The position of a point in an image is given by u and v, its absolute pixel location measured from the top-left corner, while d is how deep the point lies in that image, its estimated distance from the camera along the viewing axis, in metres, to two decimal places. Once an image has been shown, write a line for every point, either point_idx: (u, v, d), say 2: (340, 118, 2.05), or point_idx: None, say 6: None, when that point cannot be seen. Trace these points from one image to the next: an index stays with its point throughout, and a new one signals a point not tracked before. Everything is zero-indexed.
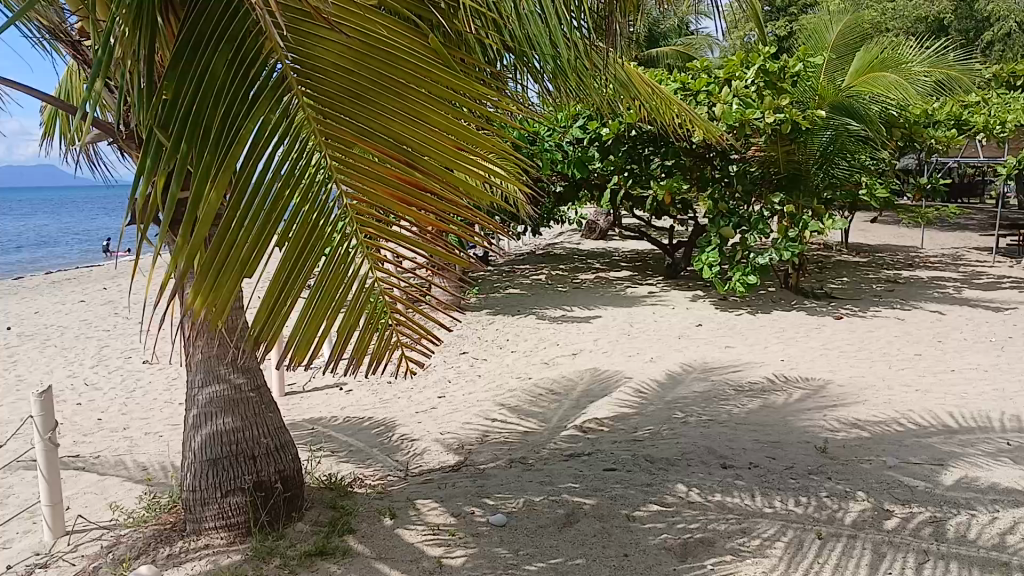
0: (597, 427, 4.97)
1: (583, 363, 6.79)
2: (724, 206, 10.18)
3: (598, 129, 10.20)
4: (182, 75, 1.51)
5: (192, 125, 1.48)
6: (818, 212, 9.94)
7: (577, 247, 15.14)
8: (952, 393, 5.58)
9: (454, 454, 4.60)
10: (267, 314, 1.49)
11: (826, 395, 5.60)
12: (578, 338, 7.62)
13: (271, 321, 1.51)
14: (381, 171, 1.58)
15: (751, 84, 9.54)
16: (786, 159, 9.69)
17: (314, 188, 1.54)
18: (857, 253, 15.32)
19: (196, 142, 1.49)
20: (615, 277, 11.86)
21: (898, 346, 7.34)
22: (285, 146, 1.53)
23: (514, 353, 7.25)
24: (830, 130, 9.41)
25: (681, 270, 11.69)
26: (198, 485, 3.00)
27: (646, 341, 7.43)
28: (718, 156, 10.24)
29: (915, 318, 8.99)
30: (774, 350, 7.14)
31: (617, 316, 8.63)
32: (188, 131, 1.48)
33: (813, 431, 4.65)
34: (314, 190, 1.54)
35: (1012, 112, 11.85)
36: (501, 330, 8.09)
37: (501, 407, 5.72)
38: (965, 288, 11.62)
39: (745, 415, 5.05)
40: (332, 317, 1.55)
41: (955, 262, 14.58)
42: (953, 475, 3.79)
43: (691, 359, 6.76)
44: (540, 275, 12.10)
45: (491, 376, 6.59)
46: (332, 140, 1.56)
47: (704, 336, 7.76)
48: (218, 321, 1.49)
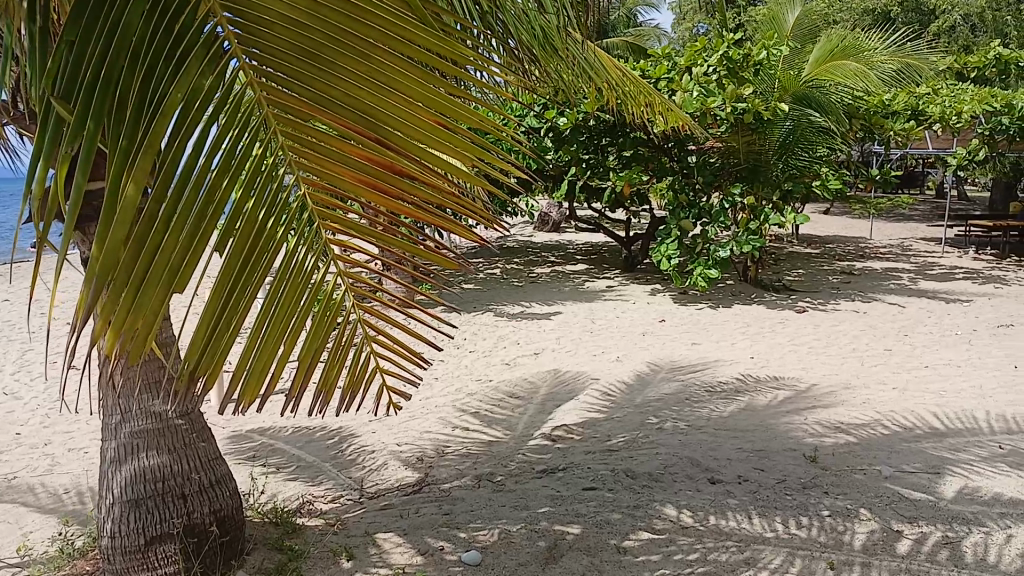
0: (568, 436, 4.63)
1: (546, 364, 6.45)
2: (684, 198, 9.83)
3: (555, 118, 9.90)
4: (88, 36, 1.05)
5: (102, 90, 1.01)
6: (778, 205, 9.72)
7: (530, 241, 14.79)
8: (930, 391, 5.39)
9: (414, 469, 4.20)
10: (208, 338, 1.02)
11: (803, 395, 5.35)
12: (540, 336, 7.27)
13: (210, 348, 1.04)
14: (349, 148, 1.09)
15: (712, 71, 9.38)
16: (746, 150, 9.46)
17: (262, 175, 1.07)
18: (809, 244, 15.26)
19: (107, 117, 1.02)
20: (571, 270, 11.54)
21: (866, 341, 7.15)
22: (221, 115, 1.05)
23: (472, 353, 6.87)
24: (790, 121, 9.15)
25: (638, 262, 11.43)
26: (118, 531, 2.57)
27: (610, 339, 7.12)
28: (677, 147, 9.96)
29: (876, 311, 8.85)
30: (742, 346, 6.88)
31: (578, 312, 8.31)
32: (97, 98, 1.01)
33: (798, 437, 4.37)
34: (262, 178, 1.06)
35: (967, 103, 11.90)
36: (458, 328, 7.69)
37: (462, 413, 5.34)
38: (919, 279, 11.59)
39: (723, 419, 4.76)
40: (294, 339, 1.06)
41: (905, 253, 14.62)
42: (953, 487, 3.56)
43: (657, 357, 6.47)
44: (495, 269, 11.72)
45: (449, 379, 6.20)
46: (284, 109, 1.08)
47: (669, 331, 7.48)
48: (139, 358, 1.02)
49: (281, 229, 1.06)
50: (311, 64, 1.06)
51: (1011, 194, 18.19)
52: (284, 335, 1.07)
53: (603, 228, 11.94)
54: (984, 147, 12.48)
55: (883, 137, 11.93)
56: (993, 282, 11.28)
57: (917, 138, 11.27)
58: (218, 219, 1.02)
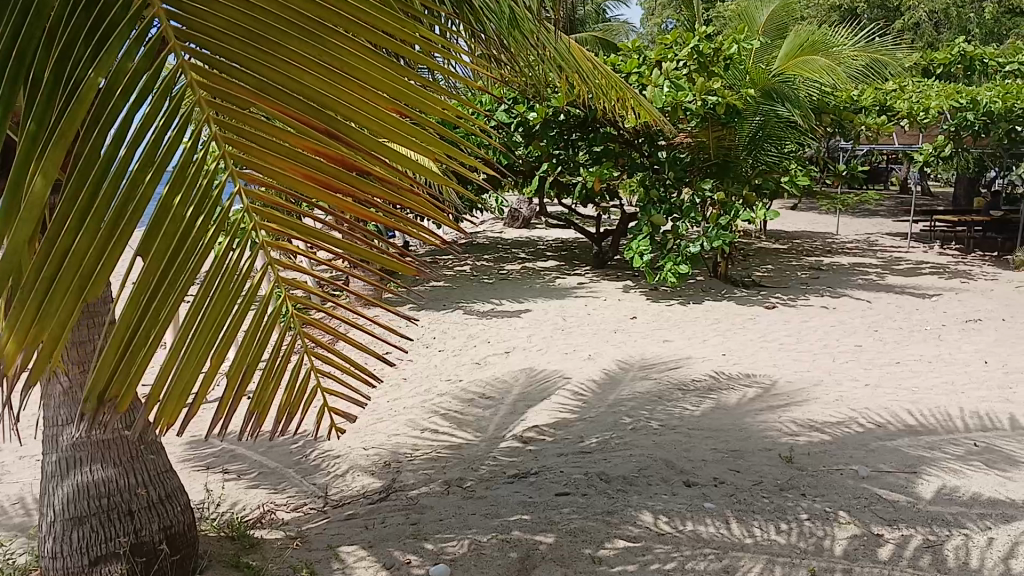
0: (539, 437, 4.52)
1: (517, 363, 6.33)
2: (655, 193, 9.73)
3: (526, 113, 9.77)
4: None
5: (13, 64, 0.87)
6: (749, 200, 9.68)
7: (500, 237, 14.67)
8: (903, 387, 5.36)
9: (381, 474, 4.07)
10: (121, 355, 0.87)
11: (776, 392, 5.28)
12: (511, 334, 7.15)
13: (126, 364, 0.88)
14: (300, 139, 0.92)
15: (683, 66, 9.35)
16: (717, 145, 9.39)
17: (198, 167, 0.89)
18: (778, 239, 15.31)
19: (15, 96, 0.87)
20: (542, 267, 11.44)
21: (837, 337, 7.11)
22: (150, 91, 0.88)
23: (442, 352, 6.74)
24: (760, 116, 9.07)
25: (609, 259, 11.35)
26: (60, 551, 2.44)
27: (582, 336, 7.02)
28: (648, 142, 9.92)
29: (846, 306, 8.86)
30: (714, 342, 6.80)
31: (549, 310, 8.20)
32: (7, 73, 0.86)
33: (772, 436, 4.30)
34: (197, 170, 0.89)
35: (935, 99, 12.09)
36: (426, 326, 7.55)
37: (431, 415, 5.20)
38: (887, 274, 11.64)
39: (697, 417, 4.67)
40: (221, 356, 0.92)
41: (872, 248, 14.73)
42: (931, 487, 3.52)
43: (629, 355, 6.38)
44: (464, 266, 11.58)
45: (418, 380, 6.06)
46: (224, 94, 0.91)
47: (641, 328, 7.40)
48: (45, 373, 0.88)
49: (215, 231, 0.90)
50: (246, 40, 0.91)
51: (974, 189, 18.40)
52: (210, 350, 0.92)
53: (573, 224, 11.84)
54: (949, 143, 12.61)
55: (854, 132, 12.01)
56: (959, 277, 11.38)
57: (886, 133, 11.37)
58: (139, 219, 0.86)
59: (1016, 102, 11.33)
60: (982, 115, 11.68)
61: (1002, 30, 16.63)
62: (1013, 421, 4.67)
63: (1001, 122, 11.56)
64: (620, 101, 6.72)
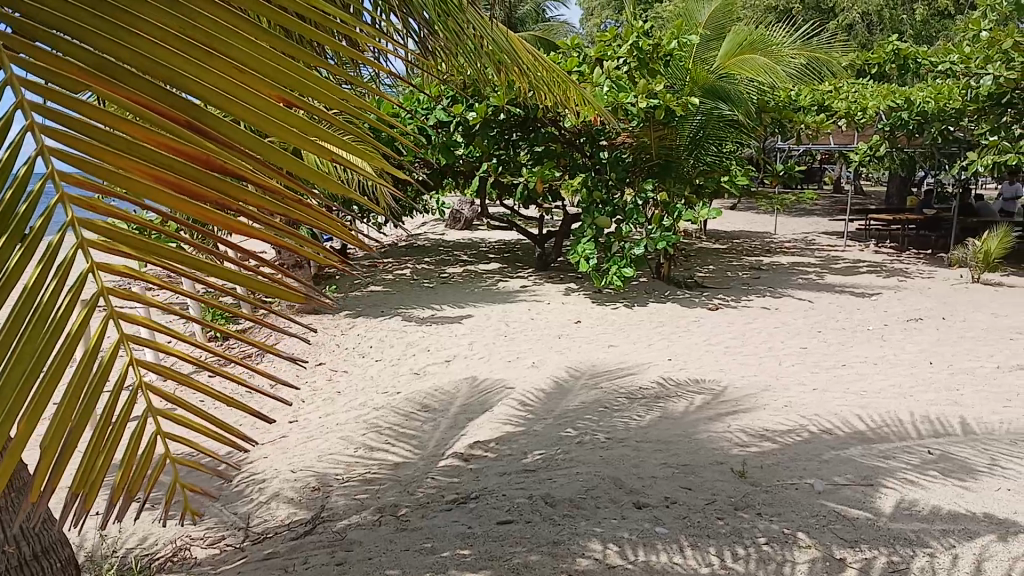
0: (481, 454, 4.26)
1: (458, 372, 6.06)
2: (598, 194, 9.56)
3: (464, 112, 9.48)
4: None
5: None
6: (690, 201, 9.57)
7: (441, 239, 14.37)
8: (852, 391, 5.28)
9: (309, 502, 3.76)
10: None
11: (725, 397, 5.09)
12: (452, 342, 6.87)
13: None
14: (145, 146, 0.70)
15: (623, 63, 9.23)
16: (658, 145, 9.27)
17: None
18: (719, 239, 15.33)
19: None
20: (484, 269, 11.19)
21: (781, 338, 6.95)
22: None
23: (379, 362, 6.43)
24: (700, 115, 8.95)
25: (552, 261, 11.15)
26: None
27: (525, 342, 6.80)
28: (589, 142, 9.77)
29: (788, 305, 8.79)
30: (659, 345, 6.57)
31: (491, 315, 7.94)
32: None
33: (721, 445, 4.10)
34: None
35: (872, 98, 12.44)
36: (363, 335, 7.22)
37: (366, 431, 4.90)
38: (826, 273, 11.70)
39: (645, 428, 4.45)
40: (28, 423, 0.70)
41: (810, 247, 14.85)
42: (890, 501, 3.40)
43: (574, 362, 6.16)
44: (404, 270, 11.25)
45: (353, 393, 5.74)
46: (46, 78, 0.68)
47: (585, 333, 7.18)
48: None
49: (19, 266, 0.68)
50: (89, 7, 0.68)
51: (906, 188, 18.76)
52: (16, 406, 0.70)
53: (515, 226, 11.60)
54: (884, 142, 12.84)
55: (796, 131, 12.09)
56: (897, 275, 11.50)
57: (827, 131, 11.46)
58: None
59: (948, 102, 11.56)
60: (917, 115, 11.85)
61: (931, 32, 17.00)
62: (964, 426, 4.60)
63: (934, 122, 11.75)
64: (565, 98, 6.52)
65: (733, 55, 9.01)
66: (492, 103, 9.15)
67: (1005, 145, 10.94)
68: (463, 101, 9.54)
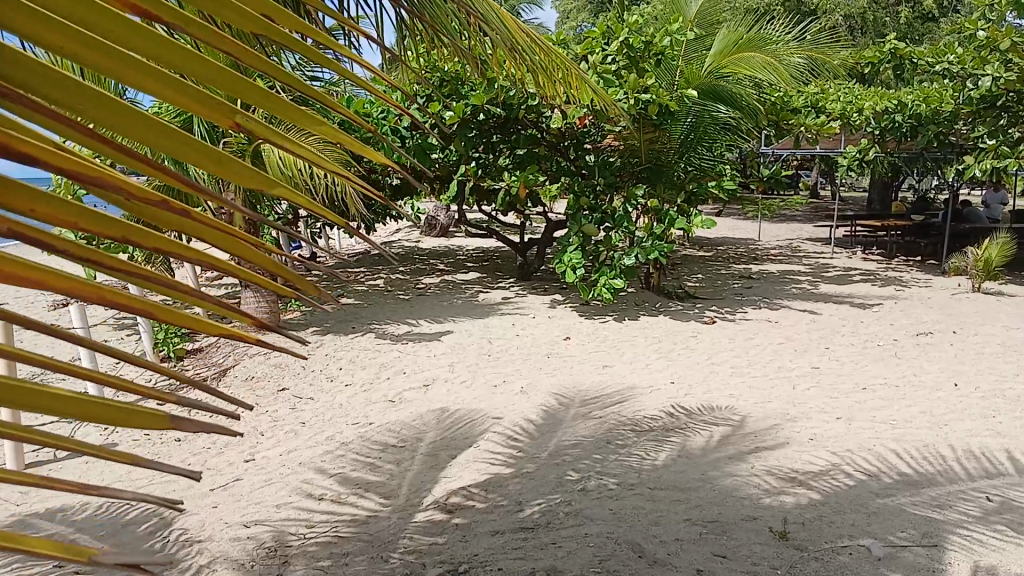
0: (467, 505, 3.64)
1: (437, 400, 5.42)
2: (585, 199, 8.90)
3: (441, 111, 8.72)
4: None
5: None
6: (684, 209, 8.89)
7: (415, 248, 13.66)
8: (881, 422, 4.73)
9: (264, 570, 3.14)
10: None
11: (741, 430, 4.48)
12: (430, 363, 6.23)
13: None
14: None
15: (611, 59, 8.48)
16: (648, 148, 8.66)
17: None
18: (703, 247, 14.71)
19: None
20: (462, 280, 10.54)
21: (789, 356, 6.38)
22: None
23: (349, 388, 5.79)
24: (692, 117, 8.34)
25: (535, 270, 10.52)
26: None
27: (510, 363, 6.17)
28: (574, 145, 9.23)
29: (787, 318, 8.21)
30: (658, 367, 5.96)
31: (472, 331, 7.31)
32: None
33: (747, 491, 3.53)
34: None
35: (868, 99, 11.84)
36: (331, 355, 6.56)
37: (335, 476, 4.26)
38: (819, 282, 11.16)
39: (657, 469, 3.85)
40: None
41: (796, 254, 14.29)
42: (963, 566, 2.85)
43: (569, 386, 5.54)
44: (376, 281, 10.58)
45: (319, 426, 5.10)
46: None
47: (576, 352, 6.55)
48: None
49: None
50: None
51: (888, 195, 18.30)
52: None
53: (495, 233, 10.96)
54: (873, 146, 12.31)
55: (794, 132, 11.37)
56: (893, 284, 11.00)
57: (826, 132, 10.77)
58: None
59: (940, 105, 11.09)
60: (909, 118, 11.33)
61: (915, 34, 16.52)
62: (1015, 461, 4.07)
63: (928, 125, 11.23)
64: (562, 95, 5.86)
65: (727, 54, 8.28)
66: (470, 103, 8.46)
67: (1005, 149, 10.44)
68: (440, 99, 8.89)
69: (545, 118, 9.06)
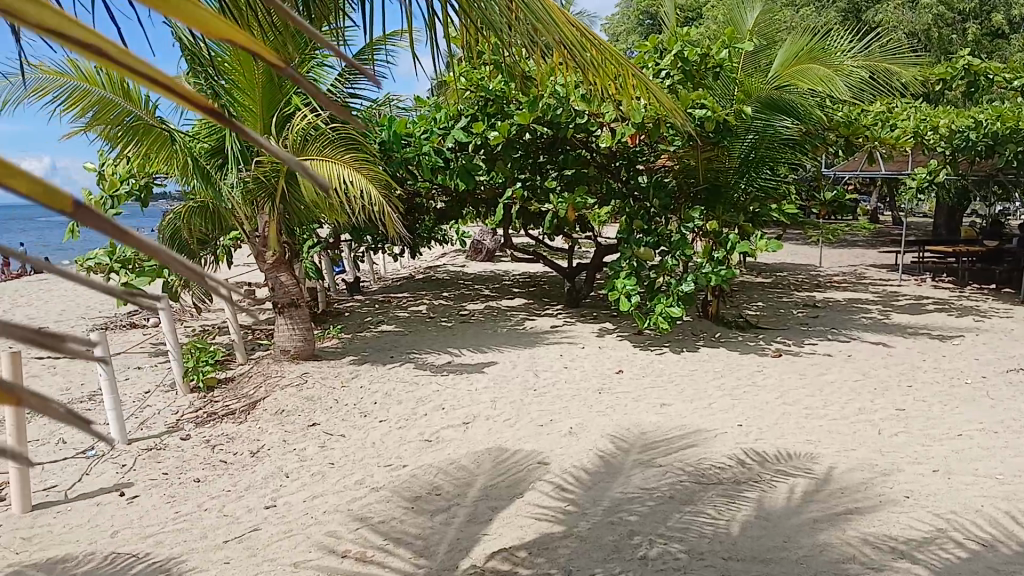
0: (508, 571, 3.15)
1: (478, 440, 4.95)
2: (638, 222, 8.30)
3: (485, 132, 8.19)
4: None
5: None
6: (745, 230, 8.24)
7: (462, 273, 13.26)
8: (986, 476, 4.11)
9: None
10: None
11: (824, 484, 3.91)
12: (471, 398, 5.75)
13: None
14: None
15: (665, 76, 7.72)
16: (706, 168, 8.11)
17: None
18: (761, 274, 14.01)
19: None
20: (508, 306, 10.11)
21: (868, 396, 5.75)
22: None
23: (383, 424, 5.34)
24: (752, 134, 7.81)
25: (584, 297, 9.99)
26: None
27: (558, 400, 5.65)
28: (625, 164, 8.75)
29: (860, 351, 7.55)
30: (721, 406, 5.39)
31: (517, 362, 6.82)
32: None
33: (841, 566, 2.98)
34: None
35: (942, 117, 10.98)
36: (366, 388, 6.12)
37: (364, 528, 3.81)
38: (890, 311, 10.42)
39: (731, 534, 3.31)
40: None
41: (861, 281, 13.47)
42: None
43: (622, 427, 5.01)
44: (419, 307, 10.22)
45: (349, 468, 4.67)
46: None
47: (629, 387, 6.01)
48: None
49: None
50: None
51: (956, 220, 17.35)
52: None
53: (542, 258, 10.49)
54: (945, 168, 11.48)
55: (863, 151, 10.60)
56: (971, 314, 10.21)
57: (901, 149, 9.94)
58: None
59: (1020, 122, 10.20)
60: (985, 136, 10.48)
61: (987, 50, 15.55)
62: None
63: (1007, 144, 10.26)
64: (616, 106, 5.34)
65: (789, 65, 7.58)
66: (515, 123, 7.96)
67: None
68: (485, 120, 8.32)
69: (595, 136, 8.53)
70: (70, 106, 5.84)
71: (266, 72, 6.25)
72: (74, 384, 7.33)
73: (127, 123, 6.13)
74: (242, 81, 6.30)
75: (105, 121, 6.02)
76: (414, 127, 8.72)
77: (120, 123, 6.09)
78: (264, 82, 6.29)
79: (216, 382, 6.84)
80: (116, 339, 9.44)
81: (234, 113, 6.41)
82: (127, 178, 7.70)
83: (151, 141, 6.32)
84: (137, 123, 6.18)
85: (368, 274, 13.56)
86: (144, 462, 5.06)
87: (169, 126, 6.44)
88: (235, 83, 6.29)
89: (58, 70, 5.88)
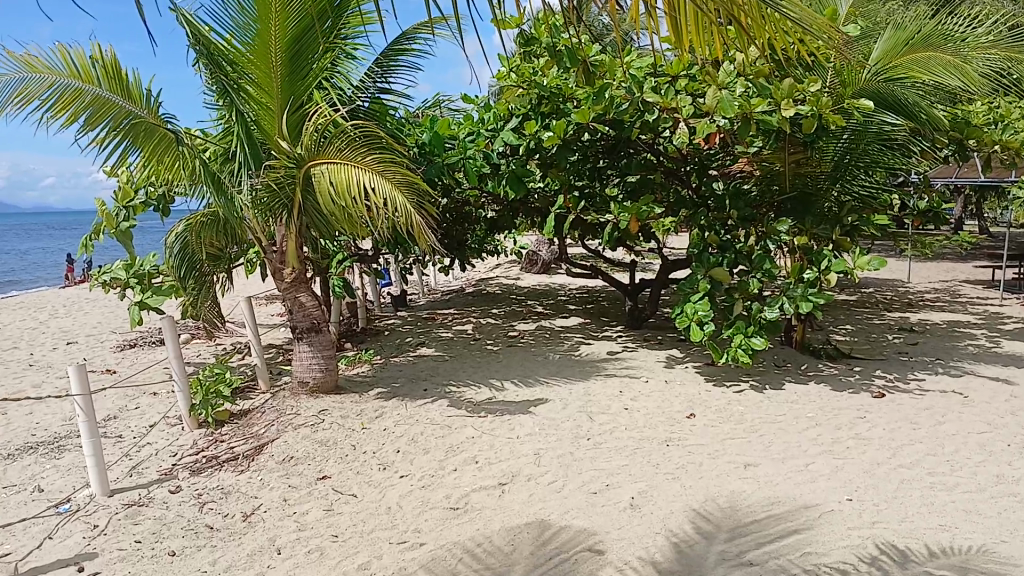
0: None
1: (518, 510, 4.00)
2: (713, 236, 7.17)
3: (538, 132, 7.23)
4: None
5: None
6: (841, 246, 7.00)
7: (516, 287, 12.34)
8: None
9: None
10: None
11: None
12: (512, 450, 4.81)
13: None
14: None
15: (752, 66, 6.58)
16: (794, 173, 7.02)
17: None
18: (845, 291, 12.73)
19: None
20: (562, 326, 9.14)
21: (1004, 456, 4.63)
22: None
23: (405, 482, 4.45)
24: (850, 132, 6.67)
25: (647, 317, 8.96)
26: None
27: (616, 456, 4.66)
28: (698, 170, 7.75)
29: (978, 390, 6.36)
30: (821, 469, 4.34)
31: (569, 400, 5.84)
32: None
33: None
34: None
35: None
36: (390, 431, 5.24)
37: None
38: (1001, 337, 9.10)
39: None
40: None
41: (958, 300, 12.08)
42: None
43: (696, 498, 4.00)
44: (465, 326, 9.33)
45: (354, 544, 3.77)
46: None
47: (704, 437, 4.99)
48: None
49: None
50: None
51: None
52: None
53: (601, 273, 9.48)
54: None
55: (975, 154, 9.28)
56: None
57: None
58: None
59: None
60: None
61: None
62: None
63: None
64: None
65: (898, 54, 6.32)
66: (572, 123, 6.97)
67: None
68: (537, 119, 7.29)
69: (663, 139, 7.47)
70: (59, 110, 5.11)
71: (285, 63, 5.37)
72: (78, 414, 6.64)
73: (125, 125, 5.38)
74: (257, 77, 5.44)
75: (100, 124, 5.28)
76: (461, 129, 7.84)
77: (115, 127, 5.33)
78: (282, 74, 5.40)
79: (229, 417, 6.01)
80: (139, 358, 8.79)
81: (249, 110, 5.59)
82: (143, 187, 7.05)
83: (153, 145, 5.57)
84: (137, 125, 5.42)
85: (417, 288, 12.79)
86: (119, 522, 4.26)
87: (177, 127, 5.68)
88: (247, 80, 5.46)
89: (47, 65, 5.14)
